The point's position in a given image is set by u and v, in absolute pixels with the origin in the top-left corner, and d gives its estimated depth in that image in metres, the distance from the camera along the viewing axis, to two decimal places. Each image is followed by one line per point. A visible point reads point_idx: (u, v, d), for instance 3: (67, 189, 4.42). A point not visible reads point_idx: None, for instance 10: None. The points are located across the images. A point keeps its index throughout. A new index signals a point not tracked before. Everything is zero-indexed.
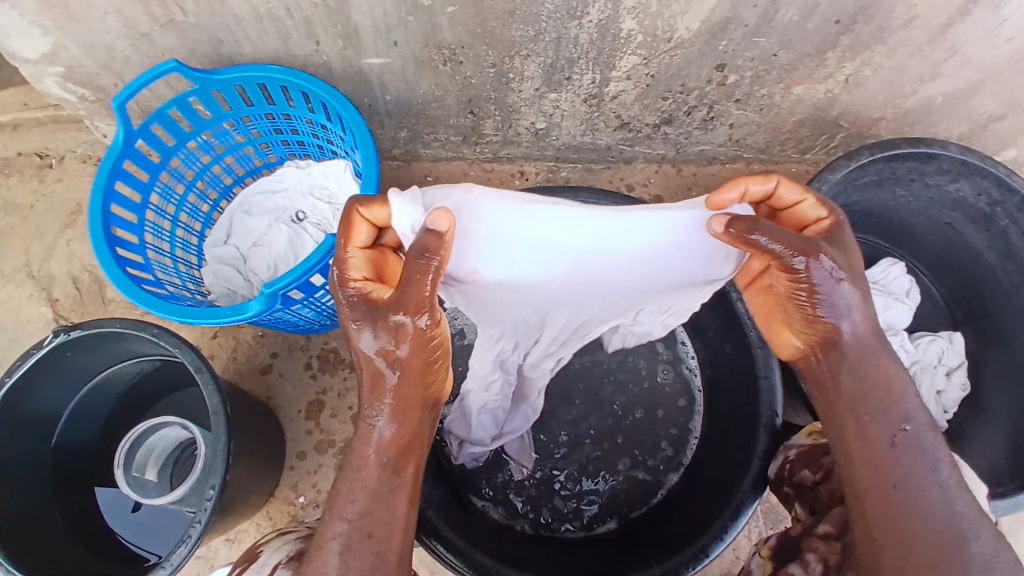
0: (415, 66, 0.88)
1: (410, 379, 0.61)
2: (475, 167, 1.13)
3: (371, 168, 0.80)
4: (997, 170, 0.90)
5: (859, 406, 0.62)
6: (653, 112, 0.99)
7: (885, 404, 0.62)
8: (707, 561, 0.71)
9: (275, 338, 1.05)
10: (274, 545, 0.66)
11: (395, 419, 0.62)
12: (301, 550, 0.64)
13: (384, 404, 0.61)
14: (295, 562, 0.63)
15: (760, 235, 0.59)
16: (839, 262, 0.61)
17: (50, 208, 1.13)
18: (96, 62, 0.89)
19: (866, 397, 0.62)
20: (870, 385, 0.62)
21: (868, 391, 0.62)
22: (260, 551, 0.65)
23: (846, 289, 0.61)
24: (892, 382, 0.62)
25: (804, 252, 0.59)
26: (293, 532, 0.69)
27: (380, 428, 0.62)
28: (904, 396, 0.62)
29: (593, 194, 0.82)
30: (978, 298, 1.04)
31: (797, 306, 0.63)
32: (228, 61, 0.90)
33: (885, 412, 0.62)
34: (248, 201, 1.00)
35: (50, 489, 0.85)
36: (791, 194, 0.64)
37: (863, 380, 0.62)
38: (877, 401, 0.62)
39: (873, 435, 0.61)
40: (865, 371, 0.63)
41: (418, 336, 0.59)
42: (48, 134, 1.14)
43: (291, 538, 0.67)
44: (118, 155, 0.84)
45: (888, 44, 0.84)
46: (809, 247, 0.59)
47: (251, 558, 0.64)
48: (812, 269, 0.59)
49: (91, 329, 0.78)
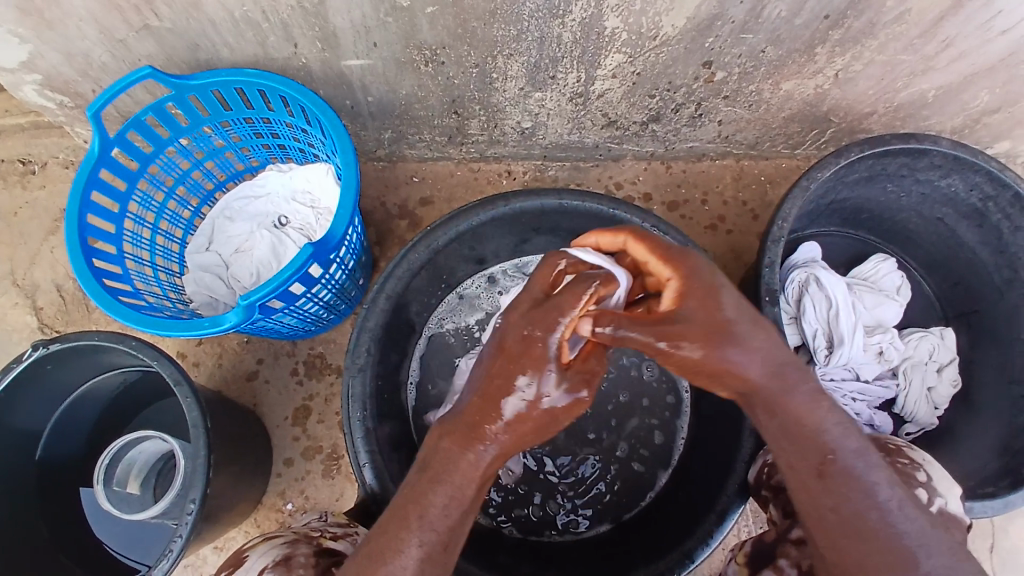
0: (397, 67, 0.86)
1: (541, 425, 0.56)
2: (462, 167, 1.11)
3: (351, 174, 0.78)
4: (989, 164, 0.88)
5: (782, 441, 0.56)
6: (640, 110, 0.97)
7: (803, 436, 0.56)
8: (694, 566, 0.70)
9: (261, 344, 1.04)
10: (259, 550, 0.66)
11: (502, 444, 0.55)
12: (286, 553, 0.65)
13: (509, 420, 0.54)
14: (284, 564, 0.64)
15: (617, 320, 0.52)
16: (698, 331, 0.52)
17: (34, 215, 1.11)
18: (73, 69, 0.87)
19: (788, 431, 0.56)
20: (790, 420, 0.56)
21: (786, 429, 0.56)
22: (247, 555, 0.67)
23: (725, 353, 0.52)
24: (805, 417, 0.56)
25: (655, 336, 0.52)
26: (282, 534, 0.69)
27: (489, 445, 0.54)
28: (822, 426, 0.56)
29: (578, 197, 0.80)
30: (969, 293, 1.03)
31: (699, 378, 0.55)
32: (206, 66, 0.88)
33: (804, 446, 0.56)
34: (230, 207, 0.98)
35: (34, 504, 0.84)
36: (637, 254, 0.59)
37: (778, 419, 0.56)
38: (797, 435, 0.56)
39: (798, 466, 0.56)
40: (777, 408, 0.56)
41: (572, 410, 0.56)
42: (31, 140, 1.11)
43: (278, 542, 0.67)
44: (94, 164, 0.82)
45: (879, 39, 0.82)
46: (662, 325, 0.52)
47: (238, 564, 0.66)
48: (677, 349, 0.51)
49: (70, 343, 0.77)
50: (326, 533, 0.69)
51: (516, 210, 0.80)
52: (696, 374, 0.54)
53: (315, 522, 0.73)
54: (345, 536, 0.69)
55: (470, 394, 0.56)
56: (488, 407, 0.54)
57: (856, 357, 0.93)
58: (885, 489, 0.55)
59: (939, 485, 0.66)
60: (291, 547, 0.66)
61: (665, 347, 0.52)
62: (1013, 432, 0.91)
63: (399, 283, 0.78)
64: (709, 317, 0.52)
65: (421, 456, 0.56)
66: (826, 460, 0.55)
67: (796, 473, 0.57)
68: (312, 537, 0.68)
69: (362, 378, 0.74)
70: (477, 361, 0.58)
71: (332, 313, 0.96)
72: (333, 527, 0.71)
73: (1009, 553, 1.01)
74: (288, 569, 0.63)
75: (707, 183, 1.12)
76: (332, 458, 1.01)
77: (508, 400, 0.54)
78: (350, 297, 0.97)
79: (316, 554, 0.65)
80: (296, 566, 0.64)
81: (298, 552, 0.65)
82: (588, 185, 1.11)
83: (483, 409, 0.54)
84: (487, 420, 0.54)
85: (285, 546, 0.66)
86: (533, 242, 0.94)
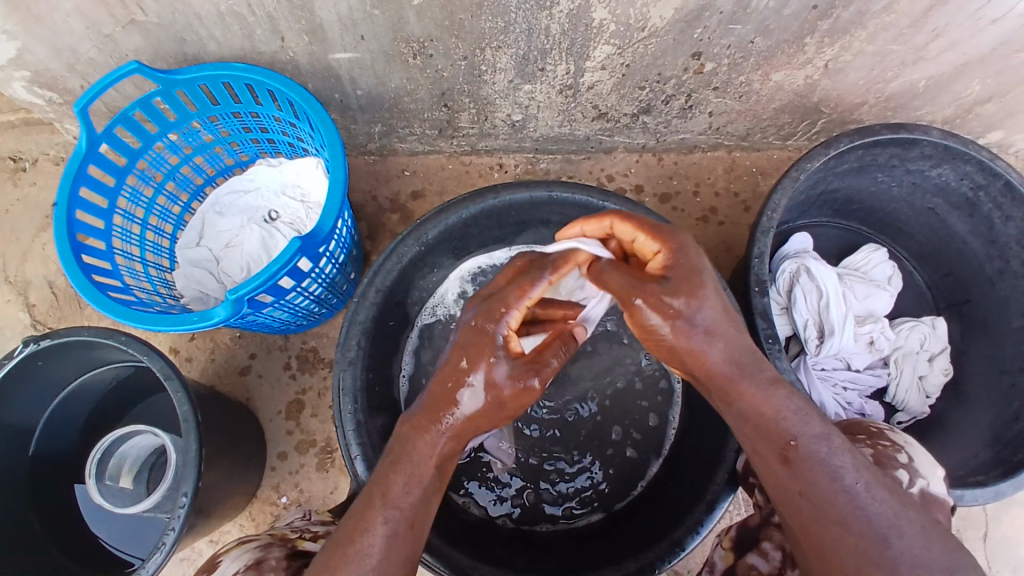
0: (385, 60, 0.86)
1: (493, 412, 0.61)
2: (453, 160, 1.11)
3: (339, 168, 0.78)
4: (979, 154, 0.89)
5: (743, 428, 0.59)
6: (631, 102, 0.97)
7: (762, 424, 0.58)
8: (683, 554, 0.71)
9: (253, 339, 1.04)
10: (232, 554, 0.64)
11: (458, 430, 0.60)
12: (259, 556, 0.63)
13: (464, 409, 0.60)
14: (256, 568, 0.61)
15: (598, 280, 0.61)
16: (670, 300, 0.58)
17: (24, 212, 1.10)
18: (60, 65, 0.87)
19: (746, 420, 0.59)
20: (750, 410, 0.59)
21: (746, 418, 0.59)
22: (220, 560, 0.64)
23: (685, 327, 0.58)
24: (762, 406, 0.58)
25: (632, 296, 0.59)
26: (257, 539, 0.67)
27: (445, 431, 0.59)
28: (780, 415, 0.58)
29: (568, 189, 0.80)
30: (960, 284, 1.04)
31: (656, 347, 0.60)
32: (194, 61, 0.87)
33: (765, 433, 0.58)
34: (220, 201, 0.98)
35: (28, 499, 0.84)
36: (625, 232, 0.64)
37: (737, 407, 0.59)
38: (756, 424, 0.59)
39: (762, 453, 0.58)
40: (734, 397, 0.59)
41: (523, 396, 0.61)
42: (22, 137, 1.10)
43: (252, 547, 0.65)
44: (81, 160, 0.82)
45: (868, 29, 0.82)
46: (636, 290, 0.59)
47: (210, 568, 0.63)
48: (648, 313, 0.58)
49: (61, 338, 0.77)
50: (304, 535, 0.68)
51: (506, 203, 0.80)
52: (658, 342, 0.60)
53: (297, 521, 0.73)
54: (324, 537, 0.68)
55: (432, 384, 0.61)
56: (445, 396, 0.60)
57: (845, 347, 0.93)
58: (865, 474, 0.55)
59: (922, 468, 0.65)
60: (263, 550, 0.64)
61: (633, 308, 0.59)
62: (1002, 421, 0.91)
63: (389, 277, 0.78)
64: (682, 292, 0.58)
65: (387, 443, 0.61)
66: (788, 447, 0.57)
67: (767, 459, 0.58)
68: (288, 539, 0.66)
69: (352, 372, 0.74)
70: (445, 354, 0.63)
71: (324, 308, 0.96)
72: (312, 528, 0.70)
73: (999, 540, 1.02)
74: (259, 571, 0.61)
75: (698, 175, 1.12)
76: (326, 452, 1.01)
77: (461, 388, 0.60)
78: (341, 292, 0.97)
79: (290, 556, 0.63)
80: (269, 568, 0.61)
81: (272, 555, 0.63)
82: (579, 177, 1.11)
83: (442, 398, 0.60)
84: (444, 407, 0.60)
85: (259, 550, 0.64)
86: (523, 235, 0.94)
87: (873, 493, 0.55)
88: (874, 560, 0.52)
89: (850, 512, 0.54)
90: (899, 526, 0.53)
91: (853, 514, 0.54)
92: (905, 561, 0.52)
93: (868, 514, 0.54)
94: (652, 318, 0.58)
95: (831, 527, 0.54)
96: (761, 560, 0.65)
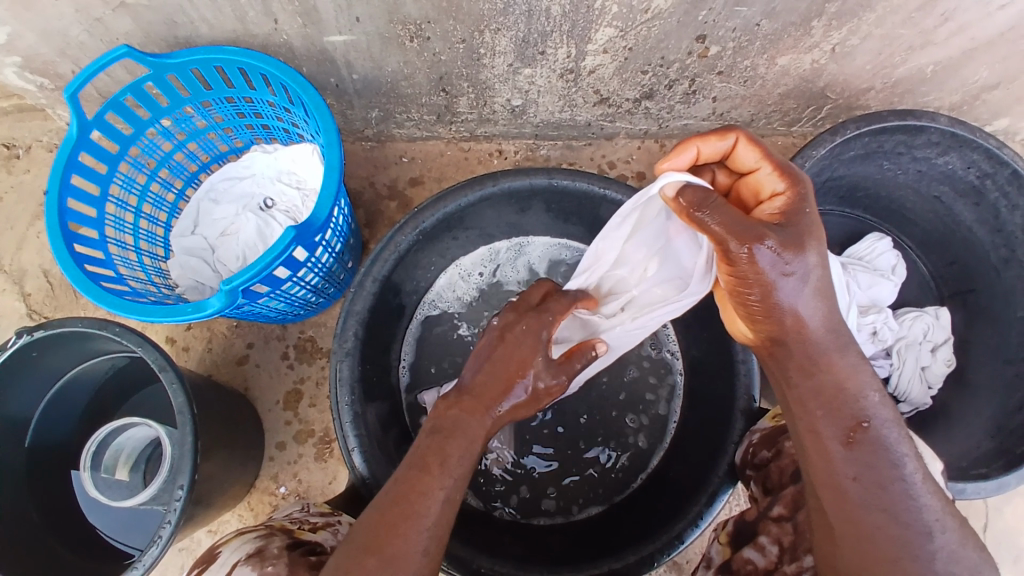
0: (381, 43, 0.84)
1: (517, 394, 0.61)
2: (452, 146, 1.09)
3: (334, 154, 0.76)
4: (987, 142, 0.87)
5: (810, 403, 0.58)
6: (633, 86, 0.95)
7: (836, 403, 0.57)
8: (682, 547, 0.70)
9: (251, 329, 1.03)
10: (232, 545, 0.62)
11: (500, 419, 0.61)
12: (260, 545, 0.61)
13: (512, 401, 0.61)
14: (257, 557, 0.60)
15: (708, 217, 0.54)
16: (789, 252, 0.54)
17: (19, 200, 1.09)
18: (52, 50, 0.85)
19: (817, 393, 0.57)
20: (822, 384, 0.57)
21: (820, 391, 0.57)
22: (220, 551, 0.62)
23: (795, 283, 0.55)
24: (847, 382, 0.57)
25: (744, 241, 0.53)
26: (256, 528, 0.65)
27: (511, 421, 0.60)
28: (865, 393, 0.57)
29: (569, 176, 0.78)
30: (965, 273, 1.02)
31: (742, 302, 0.58)
32: (185, 44, 0.85)
33: (836, 411, 0.57)
34: (215, 188, 0.97)
35: (26, 490, 0.84)
36: (749, 158, 0.61)
37: (815, 378, 0.58)
38: (829, 400, 0.57)
39: (823, 433, 0.57)
40: (814, 369, 0.58)
41: (547, 394, 0.63)
42: (15, 124, 1.09)
43: (251, 537, 0.63)
44: (73, 147, 0.80)
45: (877, 12, 0.80)
46: (752, 234, 0.53)
47: (209, 560, 0.61)
48: (760, 258, 0.53)
49: (55, 330, 0.76)
50: (304, 525, 0.66)
51: (505, 190, 0.78)
52: (757, 303, 0.57)
53: (296, 511, 0.70)
54: (324, 528, 0.66)
55: (476, 373, 0.62)
56: (496, 387, 0.60)
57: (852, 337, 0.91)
58: (871, 472, 0.55)
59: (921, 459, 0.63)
60: (264, 540, 0.62)
61: (746, 259, 0.54)
62: (1005, 413, 0.91)
63: (386, 266, 0.77)
64: (803, 238, 0.55)
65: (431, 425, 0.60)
66: (857, 428, 0.56)
67: (805, 440, 0.58)
68: (289, 529, 0.65)
69: (350, 362, 0.73)
70: (475, 354, 0.65)
71: (321, 297, 0.95)
72: (313, 518, 0.67)
73: (1005, 533, 1.03)
74: (261, 559, 0.59)
75: None
76: (324, 442, 1.01)
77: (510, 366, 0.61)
78: (338, 281, 0.96)
79: (291, 545, 0.62)
80: (270, 556, 0.60)
81: (273, 545, 0.62)
82: (581, 164, 1.10)
83: (488, 385, 0.61)
84: (489, 395, 0.60)
85: (260, 539, 0.62)
86: (523, 223, 0.93)
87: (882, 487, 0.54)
88: (885, 559, 0.52)
89: (866, 505, 0.54)
90: (910, 520, 0.53)
91: (849, 509, 0.54)
92: (943, 554, 0.52)
93: (885, 507, 0.53)
94: (761, 269, 0.54)
95: (847, 523, 0.54)
96: (758, 554, 0.65)
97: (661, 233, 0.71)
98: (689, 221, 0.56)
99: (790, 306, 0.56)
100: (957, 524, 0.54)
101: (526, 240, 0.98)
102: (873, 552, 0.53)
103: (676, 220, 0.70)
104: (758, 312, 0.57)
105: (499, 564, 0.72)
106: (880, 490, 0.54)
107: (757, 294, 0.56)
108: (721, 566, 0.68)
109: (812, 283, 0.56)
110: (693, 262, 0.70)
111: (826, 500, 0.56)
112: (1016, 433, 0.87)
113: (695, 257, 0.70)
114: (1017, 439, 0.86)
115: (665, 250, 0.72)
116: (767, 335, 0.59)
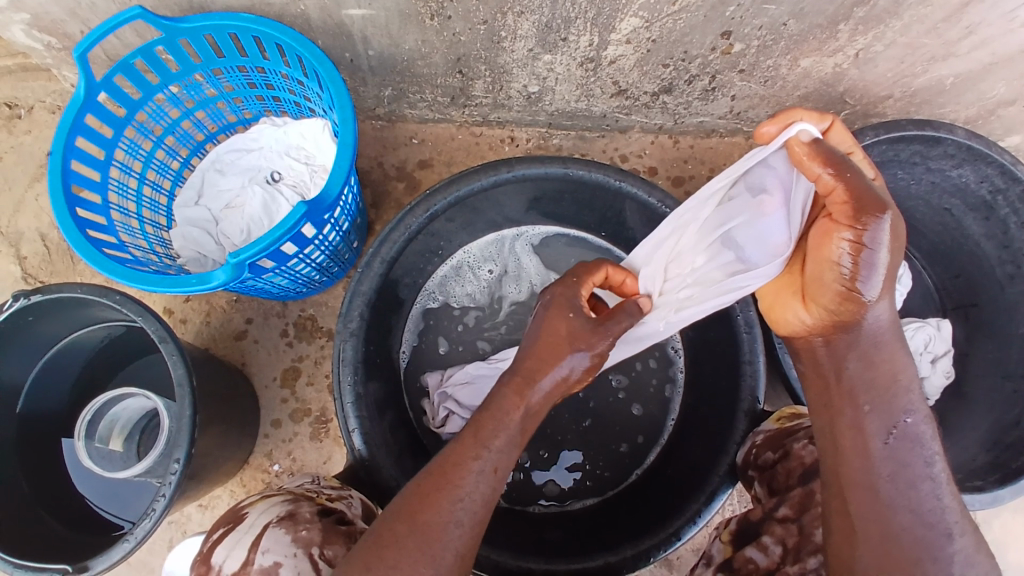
0: (400, 19, 0.82)
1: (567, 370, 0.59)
2: (463, 130, 1.08)
3: (348, 131, 0.74)
4: (1002, 157, 0.87)
5: (860, 395, 0.57)
6: (652, 80, 0.94)
7: (887, 397, 0.57)
8: (679, 544, 0.70)
9: (250, 304, 1.01)
10: (258, 507, 0.63)
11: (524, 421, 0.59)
12: (291, 509, 0.63)
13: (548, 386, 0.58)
14: (289, 519, 0.61)
15: (833, 169, 0.55)
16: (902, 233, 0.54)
17: (18, 161, 1.06)
18: (61, 9, 0.82)
19: (870, 386, 0.57)
20: (878, 377, 0.57)
21: (873, 383, 0.57)
22: (246, 513, 0.63)
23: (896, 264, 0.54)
24: (900, 372, 0.57)
25: (875, 208, 0.53)
26: (279, 494, 0.66)
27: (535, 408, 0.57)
28: (895, 392, 0.57)
29: (585, 167, 0.76)
30: (970, 287, 1.03)
31: (835, 272, 0.56)
32: (198, 9, 0.83)
33: (887, 406, 0.57)
34: (221, 159, 0.95)
35: (17, 457, 0.82)
36: (843, 145, 0.62)
37: (874, 370, 0.57)
38: (880, 393, 0.57)
39: (868, 428, 0.56)
40: (876, 360, 0.57)
41: (596, 357, 0.60)
42: (17, 83, 1.04)
43: (279, 501, 0.64)
44: (79, 109, 0.78)
45: (904, 20, 0.79)
46: (881, 206, 0.53)
47: (236, 519, 0.62)
48: (878, 231, 0.53)
49: (53, 295, 0.74)
50: (322, 494, 0.66)
51: (519, 177, 0.76)
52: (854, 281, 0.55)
53: (308, 483, 0.69)
54: (340, 500, 0.66)
55: (501, 393, 0.59)
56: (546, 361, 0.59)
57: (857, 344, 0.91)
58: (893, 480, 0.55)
59: None
60: (293, 504, 0.64)
61: (870, 219, 0.53)
62: (1004, 424, 0.91)
63: (395, 248, 0.75)
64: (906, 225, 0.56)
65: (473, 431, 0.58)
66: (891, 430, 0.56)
67: (844, 437, 0.57)
68: (311, 495, 0.65)
69: (354, 343, 0.72)
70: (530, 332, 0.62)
71: (325, 276, 0.93)
72: (327, 489, 0.67)
73: (991, 546, 1.04)
74: (294, 522, 0.61)
75: (714, 160, 1.09)
76: (321, 422, 1.00)
77: (559, 355, 0.59)
78: (343, 261, 0.94)
79: (322, 511, 0.63)
80: (303, 520, 0.62)
81: (303, 508, 0.63)
82: (593, 156, 1.08)
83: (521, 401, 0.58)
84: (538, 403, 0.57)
85: (287, 503, 0.64)
86: (531, 213, 0.92)
87: (902, 494, 0.55)
88: (906, 559, 0.53)
89: (895, 505, 0.55)
90: (933, 521, 0.54)
91: (865, 515, 0.55)
92: (960, 557, 0.53)
93: (913, 507, 0.54)
94: (876, 239, 0.53)
95: (872, 523, 0.55)
96: (760, 554, 0.65)
97: (745, 217, 0.68)
98: (810, 167, 0.57)
99: (875, 291, 0.55)
100: (973, 530, 0.55)
101: (529, 228, 0.97)
102: (895, 552, 0.53)
103: (774, 196, 0.65)
104: (851, 290, 0.55)
105: (496, 552, 0.71)
106: (910, 488, 0.55)
107: (859, 267, 0.54)
108: (722, 565, 0.68)
109: (888, 272, 0.54)
110: (776, 246, 0.65)
111: (854, 498, 0.56)
112: (1013, 447, 0.87)
113: (779, 241, 0.65)
114: (1015, 452, 0.87)
115: (748, 233, 0.67)
116: (844, 318, 0.57)
